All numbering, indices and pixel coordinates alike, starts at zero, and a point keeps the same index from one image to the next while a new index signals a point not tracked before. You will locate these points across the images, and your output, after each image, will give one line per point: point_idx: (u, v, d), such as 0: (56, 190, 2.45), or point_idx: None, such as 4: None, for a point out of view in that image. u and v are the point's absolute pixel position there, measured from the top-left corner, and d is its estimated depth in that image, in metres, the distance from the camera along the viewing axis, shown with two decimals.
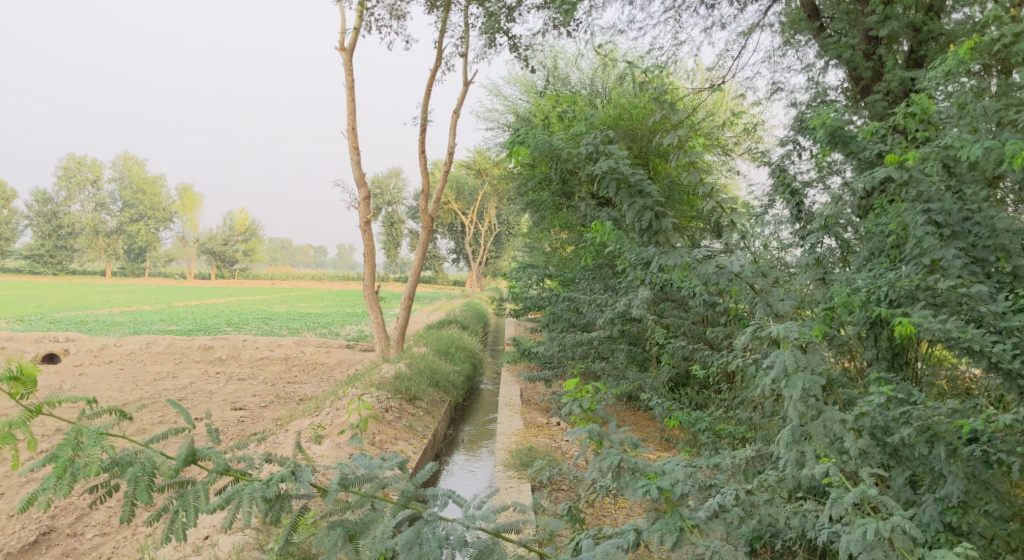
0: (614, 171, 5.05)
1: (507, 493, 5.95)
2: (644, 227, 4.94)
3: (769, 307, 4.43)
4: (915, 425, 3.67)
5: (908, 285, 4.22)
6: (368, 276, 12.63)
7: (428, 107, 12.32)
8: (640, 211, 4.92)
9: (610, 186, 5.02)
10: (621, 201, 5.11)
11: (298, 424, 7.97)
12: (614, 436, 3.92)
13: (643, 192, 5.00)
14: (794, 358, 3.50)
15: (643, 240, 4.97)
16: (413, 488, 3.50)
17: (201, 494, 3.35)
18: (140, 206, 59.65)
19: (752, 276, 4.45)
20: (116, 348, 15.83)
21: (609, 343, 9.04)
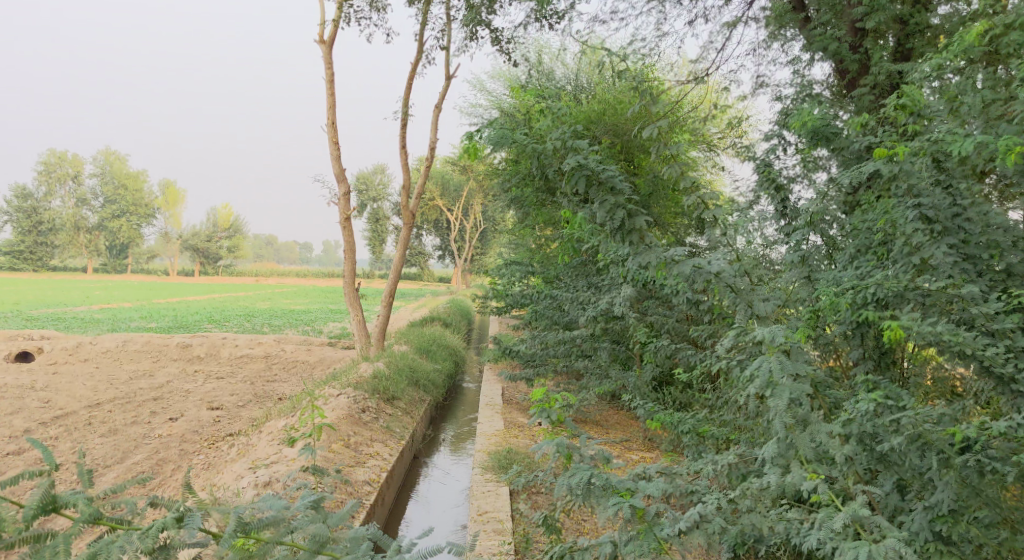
0: (582, 166, 4.78)
1: (484, 497, 5.80)
2: (616, 226, 4.72)
3: (749, 307, 4.39)
4: (905, 434, 3.52)
5: (897, 284, 4.06)
6: (348, 273, 12.39)
7: (409, 100, 12.12)
8: (609, 209, 4.71)
9: (579, 183, 4.77)
10: (591, 196, 4.85)
11: (272, 425, 7.77)
12: (585, 449, 3.71)
13: (614, 189, 4.74)
14: (781, 365, 3.35)
15: (617, 238, 4.75)
16: (328, 530, 3.15)
17: (60, 549, 2.91)
18: (122, 201, 58.97)
19: (732, 276, 4.34)
20: (91, 346, 15.52)
21: (592, 341, 8.90)
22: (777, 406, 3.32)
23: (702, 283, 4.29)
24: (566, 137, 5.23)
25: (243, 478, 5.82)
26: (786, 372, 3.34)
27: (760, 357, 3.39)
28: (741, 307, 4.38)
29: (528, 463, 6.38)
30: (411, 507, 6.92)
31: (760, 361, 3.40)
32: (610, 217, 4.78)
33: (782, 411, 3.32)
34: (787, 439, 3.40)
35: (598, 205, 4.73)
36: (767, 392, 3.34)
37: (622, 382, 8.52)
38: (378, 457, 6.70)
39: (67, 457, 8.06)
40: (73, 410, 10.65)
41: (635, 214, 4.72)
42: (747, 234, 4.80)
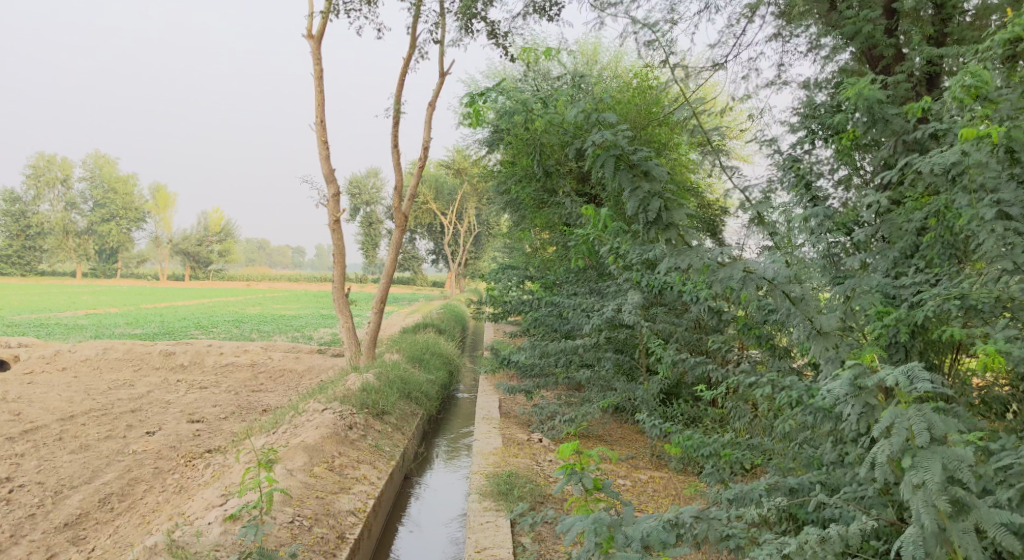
0: (611, 147, 4.26)
1: (483, 531, 5.27)
2: (649, 218, 4.16)
3: (809, 322, 3.83)
4: (1018, 488, 3.32)
5: (987, 295, 3.85)
6: (336, 277, 11.74)
7: (401, 98, 11.58)
8: (642, 197, 4.18)
9: (607, 165, 4.25)
10: (620, 182, 4.32)
11: (251, 444, 7.16)
12: (632, 528, 3.31)
13: (651, 175, 4.22)
14: (927, 421, 3.06)
15: (648, 234, 4.21)
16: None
17: None
18: (112, 205, 58.27)
19: (789, 281, 3.81)
20: (69, 355, 14.81)
21: (596, 351, 8.26)
22: (926, 477, 2.98)
23: (754, 292, 3.76)
24: (589, 112, 4.63)
25: (215, 509, 5.20)
26: (932, 433, 3.03)
27: (896, 411, 3.08)
28: (799, 322, 3.84)
29: (532, 492, 5.85)
30: (401, 537, 6.33)
31: (897, 417, 3.08)
32: (643, 208, 4.24)
33: (937, 486, 2.97)
34: (937, 527, 3.03)
35: (628, 193, 4.21)
36: (909, 462, 3.02)
37: (629, 394, 7.93)
38: (365, 482, 6.11)
39: (32, 477, 7.40)
40: (45, 423, 9.99)
41: (672, 205, 4.21)
42: (808, 230, 4.37)
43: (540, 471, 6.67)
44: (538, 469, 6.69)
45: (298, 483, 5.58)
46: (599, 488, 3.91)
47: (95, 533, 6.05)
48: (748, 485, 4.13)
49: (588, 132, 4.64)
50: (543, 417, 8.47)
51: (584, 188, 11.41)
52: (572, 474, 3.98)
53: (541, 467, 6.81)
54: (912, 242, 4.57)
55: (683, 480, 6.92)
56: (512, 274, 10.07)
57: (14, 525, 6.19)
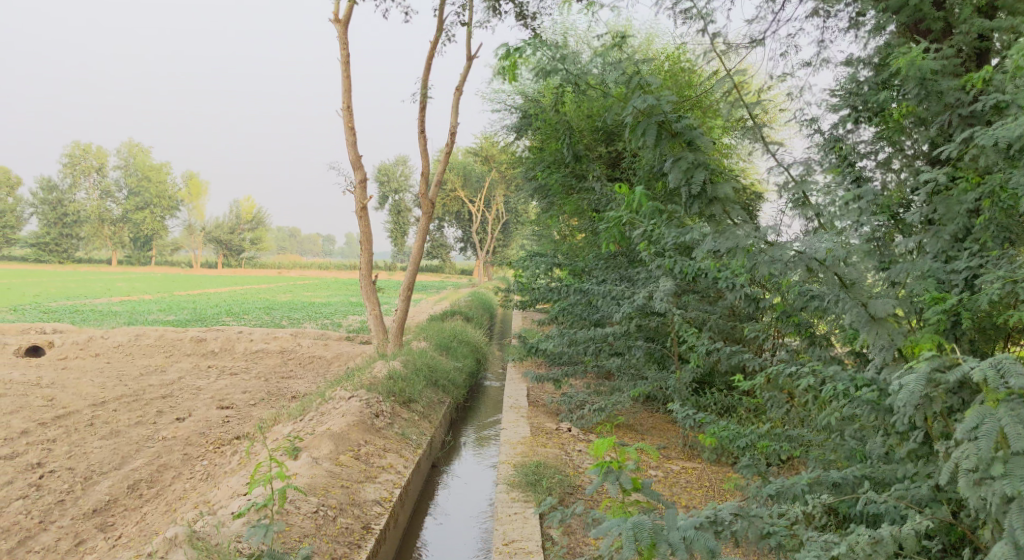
0: (653, 113, 4.08)
1: (511, 522, 5.19)
2: (692, 193, 3.99)
3: (863, 307, 3.65)
4: None
5: None
6: (363, 264, 11.65)
7: (428, 82, 11.43)
8: (685, 169, 4.00)
9: (649, 133, 4.06)
10: (661, 151, 4.15)
11: (277, 431, 7.12)
12: (675, 532, 3.14)
13: (694, 145, 4.04)
14: (1020, 421, 2.89)
15: (690, 209, 4.03)
16: None
17: None
18: (147, 193, 59.10)
19: (841, 263, 3.62)
20: (102, 341, 14.96)
21: (626, 340, 8.05)
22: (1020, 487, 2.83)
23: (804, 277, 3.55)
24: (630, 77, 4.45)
25: (239, 498, 5.13)
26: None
27: (989, 413, 2.94)
28: (851, 307, 3.66)
29: (561, 483, 5.75)
30: (428, 527, 6.25)
31: (988, 419, 2.94)
32: (685, 180, 4.06)
33: None
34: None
35: (669, 163, 4.03)
36: (1002, 469, 2.87)
37: (660, 384, 7.73)
38: (391, 470, 6.03)
39: (62, 463, 7.42)
40: (77, 409, 10.06)
41: (715, 180, 4.03)
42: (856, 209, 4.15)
43: (570, 462, 6.55)
44: (567, 459, 6.62)
45: (323, 471, 5.50)
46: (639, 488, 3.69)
47: (123, 520, 6.04)
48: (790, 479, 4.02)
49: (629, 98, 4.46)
50: (572, 406, 8.33)
51: (614, 172, 11.19)
52: (608, 474, 3.70)
53: (570, 457, 6.71)
54: (964, 225, 4.36)
55: (717, 471, 6.75)
56: (540, 261, 9.51)
57: (43, 511, 6.19)
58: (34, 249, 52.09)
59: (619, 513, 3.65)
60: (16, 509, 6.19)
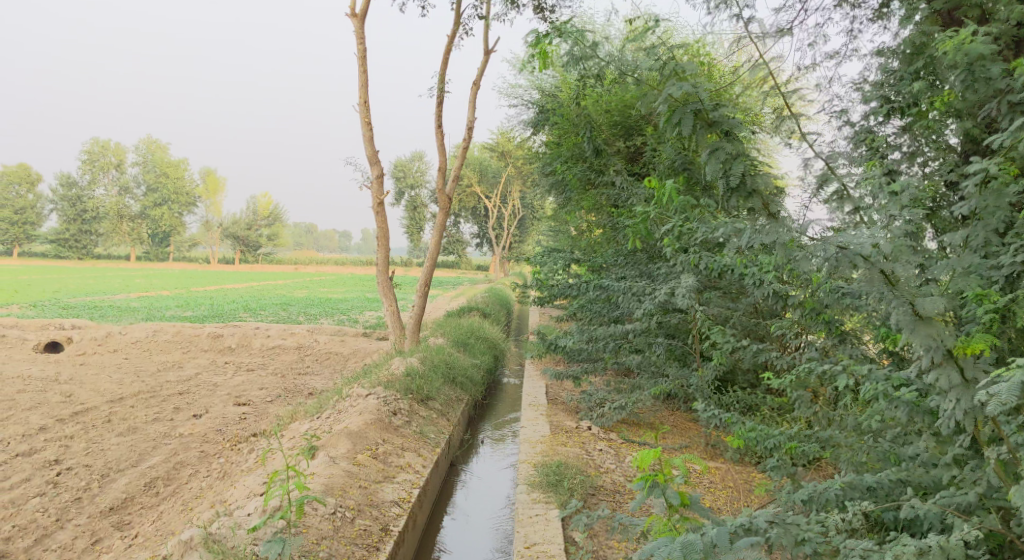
0: (690, 101, 4.09)
1: (532, 525, 5.12)
2: (729, 184, 3.95)
3: (910, 306, 3.49)
4: None
5: None
6: (380, 260, 11.57)
7: (446, 76, 11.31)
8: (722, 159, 3.97)
9: (685, 121, 4.07)
10: (699, 141, 4.15)
11: (294, 429, 7.05)
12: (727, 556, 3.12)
13: (732, 135, 4.03)
14: None
15: (729, 201, 3.99)
16: None
17: None
18: (165, 189, 59.39)
19: (887, 259, 3.47)
20: (120, 337, 15.00)
21: (646, 337, 7.89)
22: None
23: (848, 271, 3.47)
24: (667, 66, 4.46)
25: (255, 499, 5.06)
26: None
27: None
28: (898, 305, 3.50)
29: (582, 484, 5.67)
30: (445, 528, 6.16)
31: None
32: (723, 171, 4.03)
33: None
34: None
35: (706, 152, 4.01)
36: None
37: (682, 382, 7.58)
38: (410, 470, 5.93)
39: (79, 460, 7.39)
40: (94, 405, 10.06)
41: (754, 171, 3.99)
42: (894, 203, 3.90)
43: (592, 462, 6.44)
44: (588, 458, 6.53)
45: (340, 471, 5.41)
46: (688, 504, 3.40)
47: (140, 519, 5.99)
48: (822, 483, 3.99)
49: (663, 88, 4.47)
50: (592, 404, 8.22)
51: (635, 167, 11.04)
52: (653, 489, 3.69)
53: (591, 457, 6.61)
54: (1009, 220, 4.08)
55: (741, 471, 6.62)
56: (557, 257, 9.46)
57: (60, 508, 6.15)
58: (53, 245, 52.59)
59: (663, 529, 3.62)
60: (33, 507, 6.15)
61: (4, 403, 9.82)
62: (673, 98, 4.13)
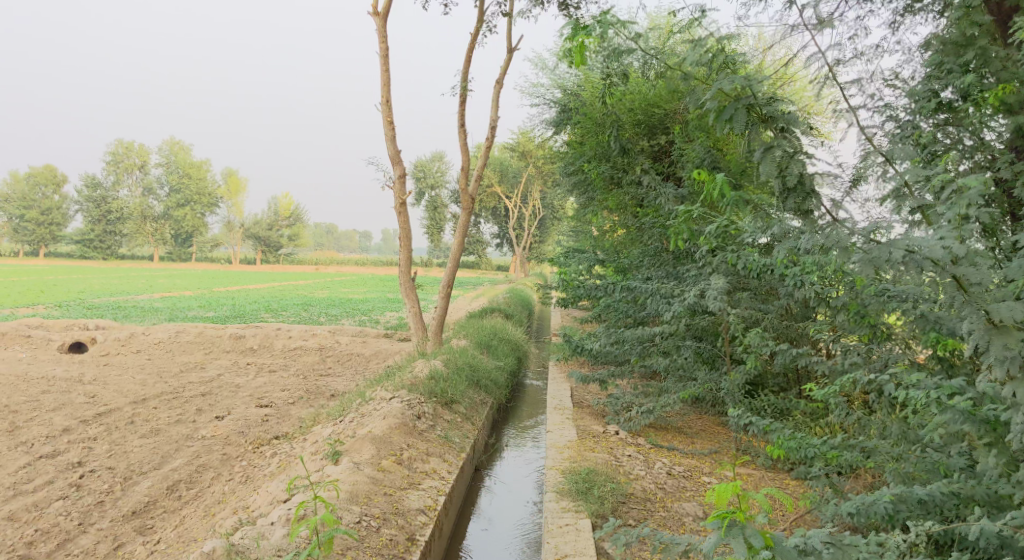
0: (743, 96, 4.08)
1: (563, 536, 5.08)
2: (786, 184, 4.00)
3: (982, 313, 3.44)
4: None
5: None
6: (402, 260, 11.45)
7: (469, 75, 11.18)
8: (777, 159, 3.99)
9: (737, 116, 4.06)
10: (751, 137, 4.15)
11: (316, 433, 6.94)
12: None
13: (787, 131, 4.05)
14: None
15: (785, 201, 4.05)
16: None
17: None
18: (187, 190, 59.77)
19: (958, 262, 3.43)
20: (142, 337, 15.02)
21: (674, 340, 7.69)
22: None
23: (914, 273, 3.51)
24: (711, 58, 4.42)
25: (279, 505, 4.96)
26: None
27: None
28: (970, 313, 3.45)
29: (612, 491, 5.58)
30: (472, 533, 6.05)
31: None
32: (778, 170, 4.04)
33: None
34: None
35: (759, 151, 4.03)
36: None
37: (711, 385, 7.39)
38: (435, 476, 5.81)
39: (102, 462, 7.34)
40: (117, 406, 10.03)
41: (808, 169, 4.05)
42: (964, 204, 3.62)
43: (621, 468, 6.30)
44: (617, 464, 6.41)
45: (365, 477, 5.29)
46: (770, 546, 3.34)
47: (163, 523, 5.91)
48: (872, 495, 3.98)
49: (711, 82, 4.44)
50: (618, 408, 8.06)
51: (661, 167, 10.85)
52: (730, 529, 3.37)
53: (620, 463, 6.47)
54: None
55: (774, 478, 6.44)
56: (582, 257, 9.28)
57: (82, 512, 6.07)
58: (79, 245, 53.25)
59: None
60: (55, 510, 6.09)
61: (29, 404, 9.83)
62: (724, 94, 4.11)
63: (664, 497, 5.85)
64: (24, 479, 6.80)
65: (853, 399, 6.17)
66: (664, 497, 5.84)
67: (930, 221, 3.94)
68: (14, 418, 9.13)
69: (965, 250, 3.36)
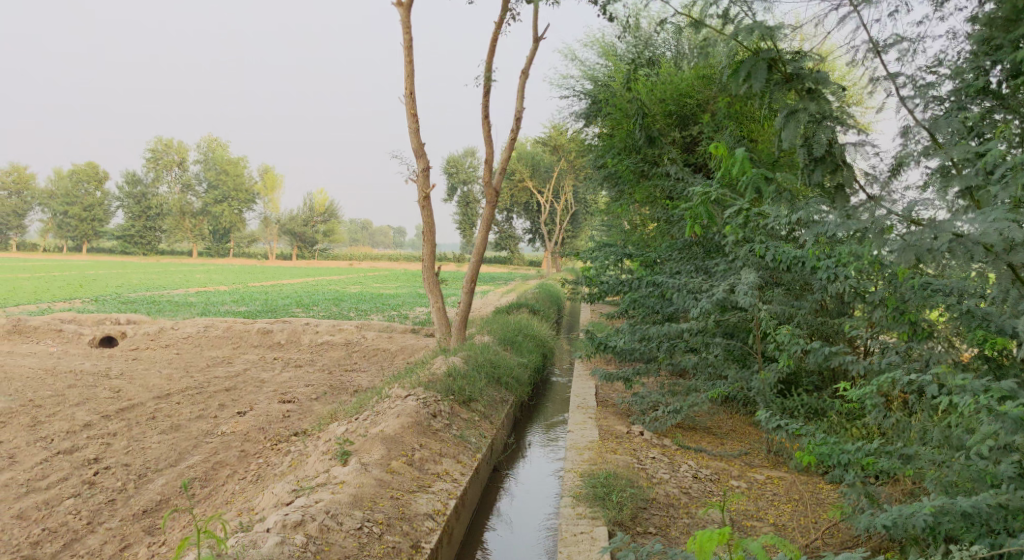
0: (767, 50, 3.80)
1: (578, 544, 4.89)
2: (812, 154, 3.78)
3: None
4: None
5: None
6: (426, 255, 11.26)
7: (492, 65, 10.94)
8: (802, 124, 3.75)
9: (759, 73, 3.79)
10: (774, 98, 3.88)
11: (331, 432, 6.79)
12: None
13: (815, 93, 3.77)
14: None
15: (813, 172, 3.76)
16: None
17: None
18: (224, 187, 59.88)
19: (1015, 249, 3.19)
20: (172, 332, 15.08)
21: (703, 337, 7.36)
22: None
23: (961, 261, 3.25)
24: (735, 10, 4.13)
25: (282, 508, 4.80)
26: None
27: None
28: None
29: (634, 496, 5.34)
30: (490, 538, 5.83)
31: None
32: (803, 137, 3.77)
33: None
34: None
35: (783, 116, 3.79)
36: None
37: (742, 384, 7.06)
38: (447, 478, 5.60)
39: (119, 459, 7.26)
40: (141, 401, 10.01)
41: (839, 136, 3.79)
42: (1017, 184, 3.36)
43: (643, 471, 6.06)
44: (640, 466, 6.16)
45: (372, 479, 5.11)
46: None
47: (172, 523, 5.80)
48: (911, 506, 3.76)
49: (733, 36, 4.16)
50: (644, 407, 7.78)
51: (690, 158, 10.51)
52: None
53: (642, 466, 6.19)
54: None
55: (806, 482, 6.11)
56: (608, 251, 8.98)
57: (93, 511, 5.98)
58: (119, 242, 54.42)
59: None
60: (66, 509, 6.01)
61: (54, 399, 9.86)
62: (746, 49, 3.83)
63: (688, 502, 5.58)
64: (39, 475, 6.74)
65: (892, 399, 5.79)
66: (688, 503, 5.57)
67: (980, 204, 3.64)
68: (38, 412, 9.15)
69: (1020, 233, 3.08)
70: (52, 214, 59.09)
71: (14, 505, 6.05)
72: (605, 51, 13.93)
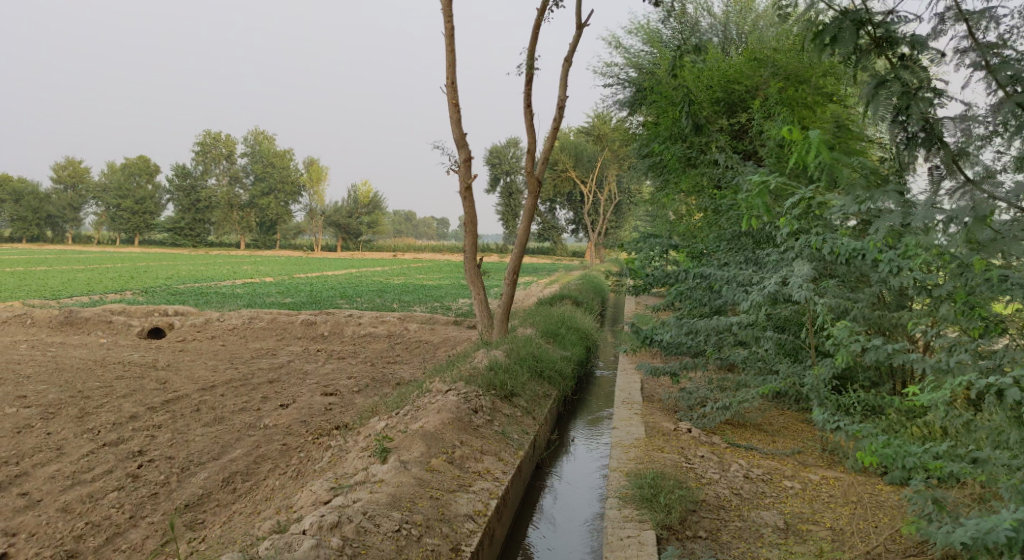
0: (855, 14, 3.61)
1: (625, 548, 4.70)
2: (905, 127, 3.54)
3: None
4: None
5: None
6: (468, 246, 11.11)
7: (535, 53, 10.71)
8: (894, 95, 3.51)
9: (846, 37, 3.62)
10: (863, 67, 3.68)
11: (371, 427, 6.69)
12: None
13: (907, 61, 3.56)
14: None
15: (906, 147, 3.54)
16: None
17: None
18: (270, 179, 60.64)
19: None
20: (218, 324, 15.25)
21: (753, 330, 7.00)
22: None
23: None
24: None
25: (320, 507, 4.72)
26: None
27: None
28: None
29: (682, 498, 5.12)
30: (532, 538, 5.67)
31: None
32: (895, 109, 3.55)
33: None
34: None
35: (872, 88, 3.58)
36: None
37: (794, 380, 6.69)
38: (488, 477, 5.46)
39: (163, 451, 7.28)
40: (186, 393, 10.08)
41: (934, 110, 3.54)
42: None
43: (691, 471, 5.84)
44: (688, 466, 5.94)
45: (411, 479, 4.99)
46: None
47: (213, 518, 5.76)
48: (991, 519, 3.47)
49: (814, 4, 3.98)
50: (692, 403, 7.52)
51: (739, 145, 10.15)
52: None
53: (691, 465, 5.98)
54: None
55: (865, 483, 5.80)
56: (653, 243, 8.71)
57: (135, 505, 5.98)
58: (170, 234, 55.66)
59: None
60: (109, 502, 6.02)
61: (102, 390, 9.99)
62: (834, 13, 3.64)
63: (740, 505, 5.34)
64: (84, 468, 6.78)
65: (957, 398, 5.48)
66: (740, 506, 5.33)
67: None
68: (86, 403, 9.27)
69: None
70: (106, 207, 60.63)
71: (58, 498, 6.08)
72: (651, 37, 13.57)
